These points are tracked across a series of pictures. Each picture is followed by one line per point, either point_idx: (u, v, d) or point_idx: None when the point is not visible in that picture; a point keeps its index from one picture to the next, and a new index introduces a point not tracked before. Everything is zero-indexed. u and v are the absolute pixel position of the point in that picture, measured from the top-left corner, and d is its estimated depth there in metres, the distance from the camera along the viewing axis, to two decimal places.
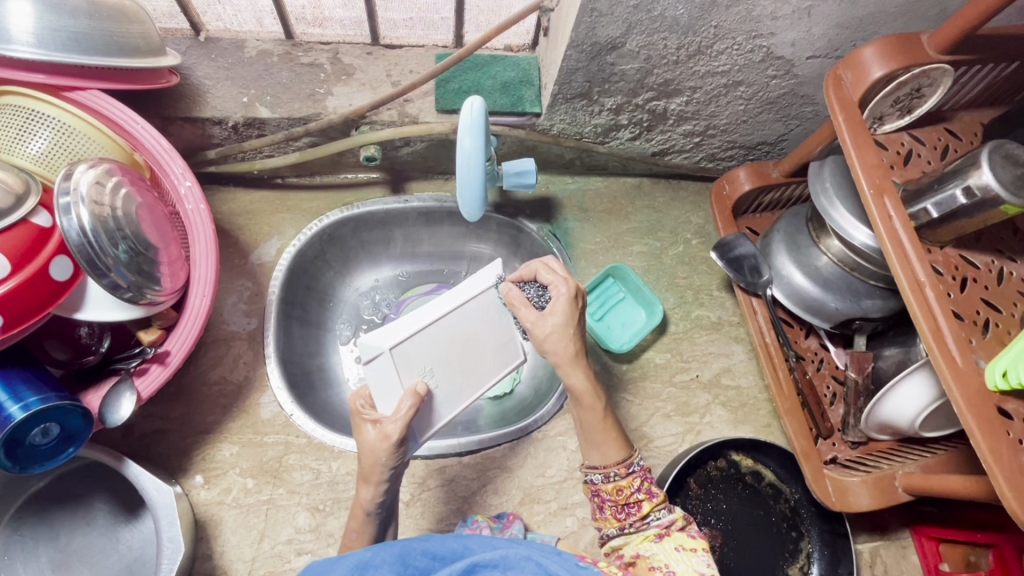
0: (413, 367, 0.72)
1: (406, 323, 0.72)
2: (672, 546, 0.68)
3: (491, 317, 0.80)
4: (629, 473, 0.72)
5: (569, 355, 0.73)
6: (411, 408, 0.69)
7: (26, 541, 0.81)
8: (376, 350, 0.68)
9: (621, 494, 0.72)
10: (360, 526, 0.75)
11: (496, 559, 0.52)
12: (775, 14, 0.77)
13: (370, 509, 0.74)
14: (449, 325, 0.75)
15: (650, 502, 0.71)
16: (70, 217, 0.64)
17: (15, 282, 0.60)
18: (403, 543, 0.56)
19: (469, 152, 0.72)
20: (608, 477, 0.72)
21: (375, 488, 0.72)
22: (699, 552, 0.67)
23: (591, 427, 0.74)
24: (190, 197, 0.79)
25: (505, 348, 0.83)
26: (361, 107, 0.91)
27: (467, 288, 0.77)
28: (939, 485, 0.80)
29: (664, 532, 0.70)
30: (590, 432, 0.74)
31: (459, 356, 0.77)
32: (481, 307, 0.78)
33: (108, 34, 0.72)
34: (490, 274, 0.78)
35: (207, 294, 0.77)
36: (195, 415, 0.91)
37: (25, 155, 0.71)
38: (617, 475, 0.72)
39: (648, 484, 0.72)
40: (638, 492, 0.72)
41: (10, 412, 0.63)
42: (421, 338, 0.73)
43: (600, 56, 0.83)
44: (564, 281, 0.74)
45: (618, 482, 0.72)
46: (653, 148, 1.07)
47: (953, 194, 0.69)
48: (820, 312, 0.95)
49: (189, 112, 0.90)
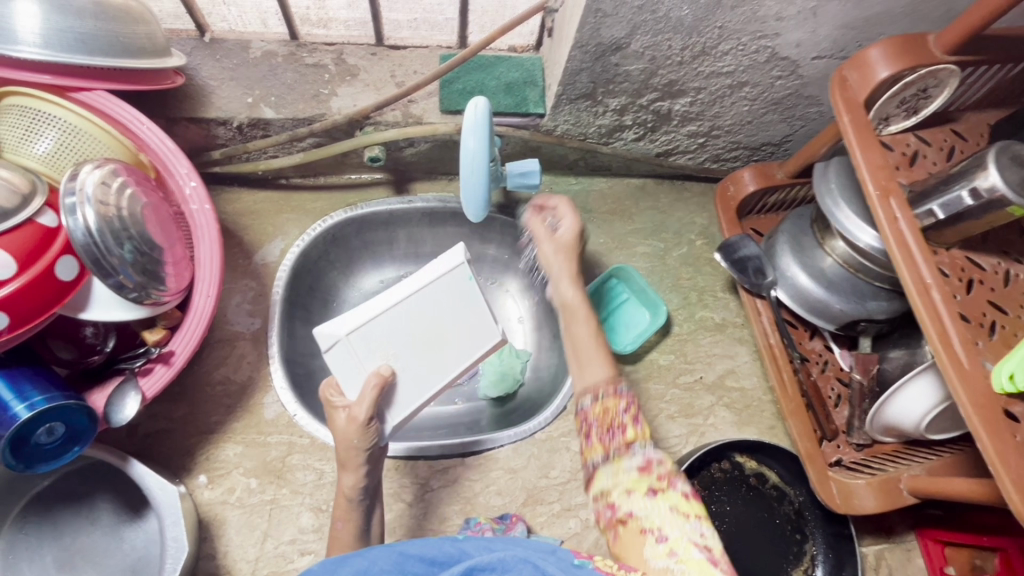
0: (372, 351, 0.77)
1: (363, 311, 0.78)
2: (665, 507, 0.57)
3: (458, 300, 0.84)
4: (616, 394, 0.66)
5: (569, 273, 0.82)
6: (374, 388, 0.73)
7: (31, 540, 0.82)
8: (333, 337, 0.75)
9: (607, 413, 0.65)
10: (346, 514, 0.75)
11: (493, 561, 0.50)
12: (781, 14, 0.77)
13: (353, 495, 0.74)
14: (407, 310, 0.80)
15: (634, 431, 0.63)
16: (75, 217, 0.64)
17: (19, 284, 0.61)
18: (396, 549, 0.53)
19: (473, 153, 0.72)
20: (595, 397, 0.66)
21: (357, 474, 0.74)
22: (694, 517, 0.57)
23: (581, 344, 0.74)
24: (195, 198, 0.79)
25: (476, 329, 0.85)
26: (365, 108, 0.91)
27: (425, 275, 0.83)
28: (946, 489, 0.80)
29: (656, 488, 0.59)
30: (580, 350, 0.73)
31: (427, 341, 0.82)
32: (444, 291, 0.83)
33: (114, 35, 0.72)
34: (456, 257, 0.84)
35: (211, 294, 0.78)
36: (200, 415, 0.91)
37: (32, 155, 0.72)
38: (604, 396, 0.66)
39: (635, 410, 0.65)
40: (623, 415, 0.64)
41: (15, 412, 0.63)
42: (378, 323, 0.78)
43: (605, 56, 0.83)
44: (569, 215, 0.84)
45: (605, 403, 0.65)
46: (657, 149, 1.07)
47: (960, 195, 0.68)
48: (824, 313, 0.94)
49: (194, 112, 0.90)
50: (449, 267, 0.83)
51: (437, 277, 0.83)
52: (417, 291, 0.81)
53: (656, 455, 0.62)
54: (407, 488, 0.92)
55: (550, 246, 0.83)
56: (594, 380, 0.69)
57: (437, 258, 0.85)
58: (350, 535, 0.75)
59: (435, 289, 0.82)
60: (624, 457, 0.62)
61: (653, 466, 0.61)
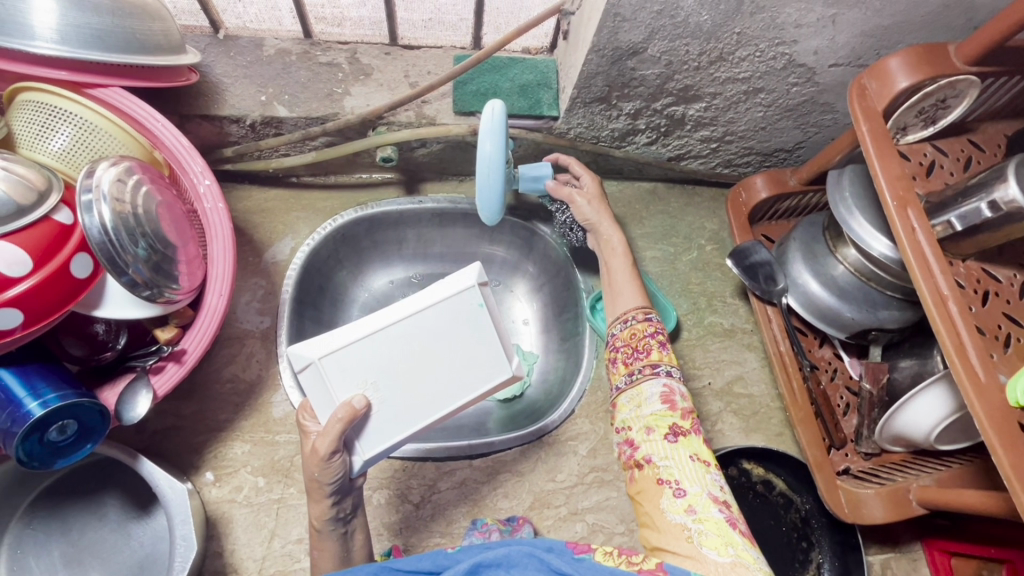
0: (350, 378, 0.73)
1: (342, 334, 0.74)
2: (687, 454, 0.68)
3: (458, 328, 0.79)
4: (645, 319, 0.79)
5: (602, 215, 0.91)
6: (341, 421, 0.68)
7: (38, 535, 0.82)
8: (305, 360, 0.71)
9: (635, 337, 0.78)
10: (319, 544, 0.74)
11: (499, 557, 0.53)
12: (799, 21, 0.77)
13: (322, 526, 0.73)
14: (396, 335, 0.76)
15: (659, 353, 0.76)
16: (91, 215, 0.64)
17: (35, 281, 0.61)
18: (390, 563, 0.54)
19: (489, 156, 0.72)
20: (625, 322, 0.80)
21: (323, 506, 0.72)
22: (712, 468, 0.67)
23: (619, 280, 0.85)
24: (208, 196, 0.79)
25: (476, 362, 0.80)
26: (379, 108, 0.91)
27: (425, 296, 0.78)
28: (955, 500, 0.79)
29: (680, 435, 0.69)
30: (616, 285, 0.85)
31: (417, 370, 0.77)
32: (444, 317, 0.78)
33: (131, 32, 0.71)
34: (467, 279, 0.80)
35: (224, 293, 0.78)
36: (208, 413, 0.91)
37: (47, 151, 0.71)
38: (634, 321, 0.79)
39: (661, 336, 0.78)
40: (651, 339, 0.77)
41: (29, 409, 0.63)
42: (359, 348, 0.73)
43: (621, 60, 0.82)
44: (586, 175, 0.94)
45: (634, 327, 0.79)
46: (670, 153, 1.07)
47: (978, 207, 0.68)
48: (835, 321, 0.94)
49: (207, 110, 0.90)
50: (454, 291, 0.79)
51: (439, 301, 0.78)
52: (411, 315, 0.76)
53: (683, 398, 0.72)
54: (414, 489, 0.92)
55: (584, 202, 0.92)
56: (625, 309, 0.82)
57: (445, 279, 0.80)
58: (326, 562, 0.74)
59: (434, 314, 0.78)
60: (646, 379, 0.74)
61: (681, 410, 0.71)
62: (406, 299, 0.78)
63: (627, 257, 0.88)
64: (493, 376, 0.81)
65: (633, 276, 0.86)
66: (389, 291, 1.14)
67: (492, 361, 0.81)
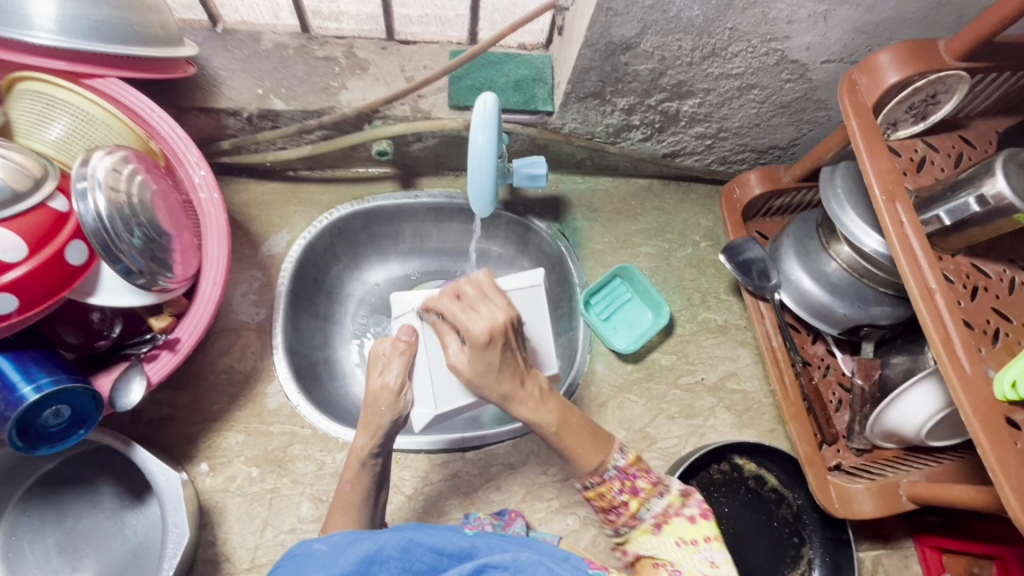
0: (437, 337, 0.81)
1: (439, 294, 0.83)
2: (672, 541, 0.68)
3: (527, 314, 0.86)
4: (605, 479, 0.71)
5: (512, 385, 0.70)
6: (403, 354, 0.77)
7: (33, 522, 0.83)
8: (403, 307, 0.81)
9: (604, 498, 0.71)
10: (355, 476, 0.77)
11: (505, 560, 0.55)
12: (791, 17, 0.77)
13: (365, 457, 0.77)
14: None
15: (637, 500, 0.70)
16: (86, 203, 0.65)
17: (30, 266, 0.62)
18: (409, 535, 0.57)
19: (481, 149, 0.73)
20: (587, 485, 0.72)
21: (370, 438, 0.76)
22: (701, 545, 0.67)
23: (570, 437, 0.71)
24: (203, 186, 0.80)
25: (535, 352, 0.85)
26: (374, 102, 0.92)
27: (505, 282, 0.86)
28: (945, 495, 0.79)
29: (661, 522, 0.70)
30: (566, 438, 0.71)
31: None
32: (520, 303, 0.86)
33: (129, 23, 0.72)
34: (535, 276, 0.87)
35: (218, 283, 0.78)
36: (203, 403, 0.92)
37: (46, 140, 0.73)
38: (594, 484, 0.71)
39: (629, 480, 0.71)
40: (620, 494, 0.71)
41: (23, 393, 0.64)
42: None
43: (614, 56, 0.83)
44: (483, 322, 0.68)
45: (598, 489, 0.72)
46: (664, 150, 1.07)
47: (967, 202, 0.69)
48: (827, 318, 0.94)
49: (204, 102, 0.91)
50: (530, 281, 0.86)
51: (517, 288, 0.86)
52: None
53: (659, 496, 0.71)
54: (406, 481, 0.93)
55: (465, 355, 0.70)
56: (587, 465, 0.71)
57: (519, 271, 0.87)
58: (358, 496, 0.77)
59: (515, 298, 0.85)
60: (637, 530, 0.71)
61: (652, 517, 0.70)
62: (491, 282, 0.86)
63: (571, 406, 0.73)
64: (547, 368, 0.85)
65: (584, 422, 0.73)
66: (385, 286, 1.14)
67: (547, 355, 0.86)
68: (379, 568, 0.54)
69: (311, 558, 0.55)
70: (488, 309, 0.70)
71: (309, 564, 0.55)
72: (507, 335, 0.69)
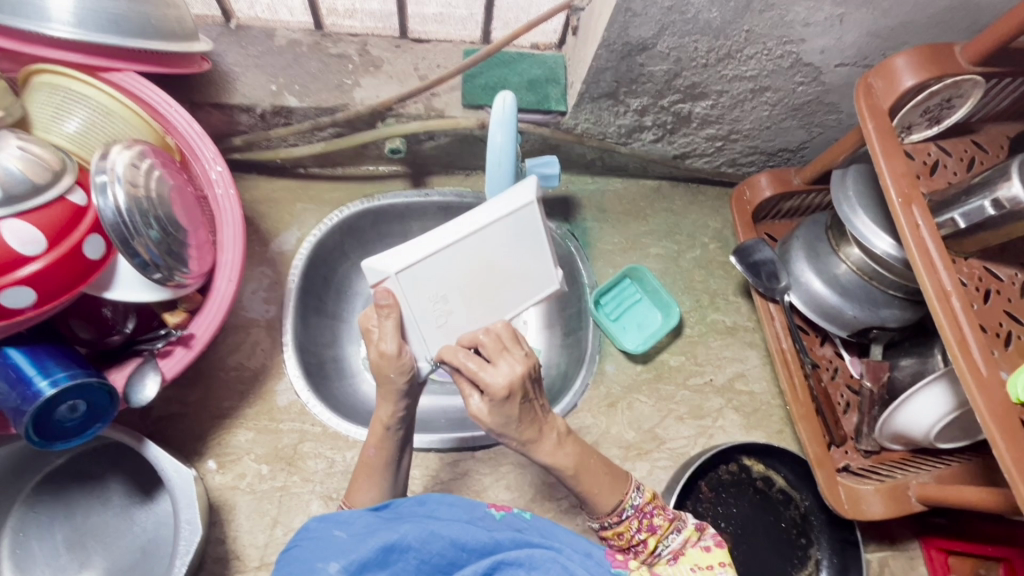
0: (425, 293, 0.72)
1: (417, 246, 0.71)
2: (688, 568, 0.65)
3: (519, 238, 0.77)
4: (623, 519, 0.67)
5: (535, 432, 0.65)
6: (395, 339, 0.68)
7: (41, 518, 0.82)
8: (382, 273, 0.69)
9: (622, 538, 0.67)
10: (380, 443, 0.74)
11: (521, 557, 0.57)
12: (808, 20, 0.78)
13: (390, 425, 0.73)
14: (463, 249, 0.73)
15: (655, 537, 0.66)
16: (105, 197, 0.65)
17: (49, 260, 0.62)
18: (431, 527, 0.59)
19: (500, 147, 0.74)
20: (604, 525, 0.69)
21: (395, 405, 0.72)
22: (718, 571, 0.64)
23: (589, 473, 0.66)
24: (220, 182, 0.80)
25: (533, 273, 0.79)
26: (388, 100, 0.92)
27: (491, 210, 0.74)
28: (955, 495, 0.80)
29: (678, 554, 0.66)
30: (585, 476, 0.66)
31: (482, 284, 0.76)
32: (512, 229, 0.76)
33: (147, 18, 0.72)
34: (525, 195, 0.76)
35: (233, 279, 0.78)
36: (213, 400, 0.91)
37: (62, 133, 0.72)
38: (611, 523, 0.68)
39: (647, 521, 0.67)
40: (639, 532, 0.67)
41: (39, 387, 0.63)
42: (437, 260, 0.72)
43: (630, 56, 0.83)
44: (505, 377, 0.61)
45: (616, 528, 0.68)
46: (675, 151, 1.07)
47: (981, 205, 0.70)
48: (837, 319, 0.95)
49: (218, 98, 0.90)
50: (520, 204, 0.75)
51: (504, 215, 0.75)
52: (480, 230, 0.73)
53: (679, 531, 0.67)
54: (416, 480, 0.93)
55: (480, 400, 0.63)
56: (605, 506, 0.67)
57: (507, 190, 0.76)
58: (382, 461, 0.74)
59: (505, 226, 0.75)
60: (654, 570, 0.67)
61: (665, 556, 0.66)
62: (471, 213, 0.74)
63: (589, 446, 0.68)
64: (548, 285, 0.81)
65: (601, 458, 0.69)
66: None
67: (546, 272, 0.80)
68: (398, 557, 0.56)
69: (332, 544, 0.58)
70: (507, 362, 0.63)
71: (328, 550, 0.57)
72: (527, 388, 0.63)
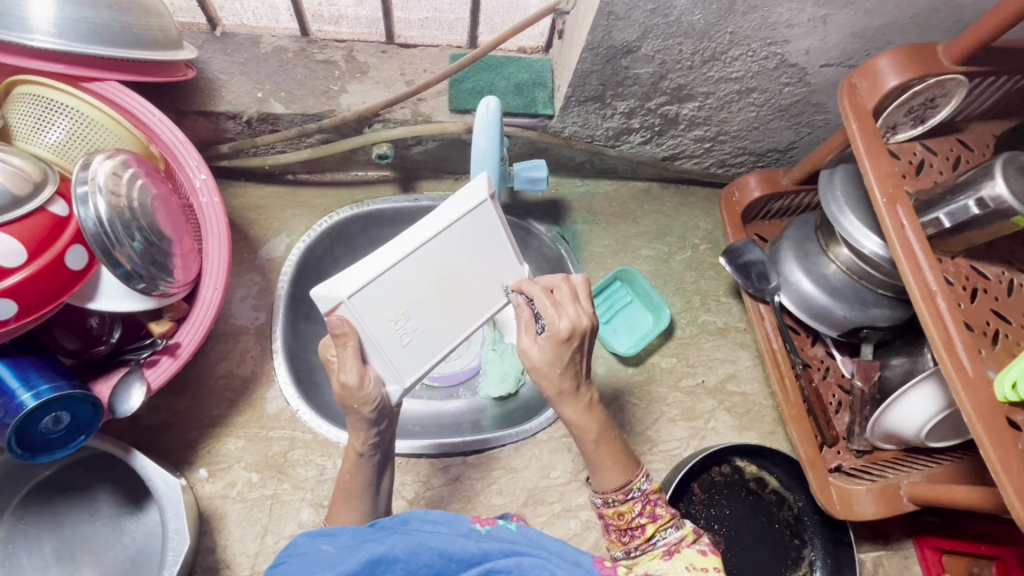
0: (382, 313, 0.69)
1: (369, 266, 0.68)
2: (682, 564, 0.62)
3: (476, 239, 0.74)
4: (628, 499, 0.68)
5: (570, 388, 0.67)
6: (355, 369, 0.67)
7: (29, 530, 0.82)
8: (333, 301, 0.66)
9: (622, 518, 0.68)
10: (354, 467, 0.76)
11: (510, 565, 0.56)
12: (791, 21, 0.78)
13: (364, 450, 0.75)
14: (418, 261, 0.70)
15: (654, 525, 0.66)
16: (87, 207, 0.64)
17: (30, 271, 0.61)
18: (418, 538, 0.58)
19: (483, 153, 0.73)
20: (606, 502, 0.69)
21: (365, 435, 0.73)
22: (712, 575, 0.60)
23: (601, 447, 0.69)
24: (204, 190, 0.80)
25: (495, 271, 0.76)
26: (375, 106, 0.91)
27: (441, 216, 0.71)
28: (946, 495, 0.79)
29: (673, 549, 0.64)
30: (601, 449, 0.69)
31: (442, 292, 0.73)
32: (467, 232, 0.73)
33: (130, 27, 0.72)
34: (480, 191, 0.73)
35: (219, 287, 0.78)
36: (202, 408, 0.91)
37: (43, 144, 0.72)
38: (616, 501, 0.68)
39: (651, 506, 0.68)
40: (641, 516, 0.67)
41: (22, 400, 0.63)
42: (390, 277, 0.69)
43: (615, 59, 0.83)
44: (575, 315, 0.67)
45: (618, 507, 0.68)
46: (664, 153, 1.07)
47: (966, 204, 0.70)
48: (827, 320, 0.95)
49: (204, 106, 0.90)
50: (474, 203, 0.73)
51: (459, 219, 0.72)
52: (432, 237, 0.70)
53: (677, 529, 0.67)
54: (407, 486, 0.92)
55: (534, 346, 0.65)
56: (609, 480, 0.68)
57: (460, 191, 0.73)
58: (358, 485, 0.76)
59: (459, 230, 0.73)
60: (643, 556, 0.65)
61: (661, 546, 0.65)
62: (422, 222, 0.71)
63: (611, 423, 0.70)
64: (514, 281, 0.78)
65: (619, 445, 0.70)
66: None
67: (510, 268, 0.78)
68: (385, 569, 0.56)
69: (318, 556, 0.58)
70: (585, 293, 0.70)
71: (315, 563, 0.57)
72: (586, 339, 0.67)
